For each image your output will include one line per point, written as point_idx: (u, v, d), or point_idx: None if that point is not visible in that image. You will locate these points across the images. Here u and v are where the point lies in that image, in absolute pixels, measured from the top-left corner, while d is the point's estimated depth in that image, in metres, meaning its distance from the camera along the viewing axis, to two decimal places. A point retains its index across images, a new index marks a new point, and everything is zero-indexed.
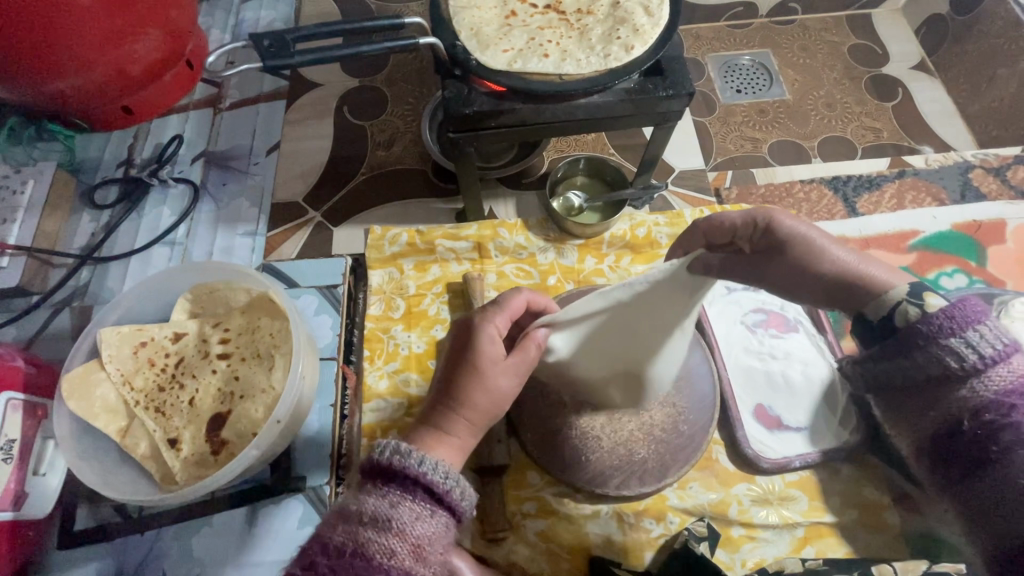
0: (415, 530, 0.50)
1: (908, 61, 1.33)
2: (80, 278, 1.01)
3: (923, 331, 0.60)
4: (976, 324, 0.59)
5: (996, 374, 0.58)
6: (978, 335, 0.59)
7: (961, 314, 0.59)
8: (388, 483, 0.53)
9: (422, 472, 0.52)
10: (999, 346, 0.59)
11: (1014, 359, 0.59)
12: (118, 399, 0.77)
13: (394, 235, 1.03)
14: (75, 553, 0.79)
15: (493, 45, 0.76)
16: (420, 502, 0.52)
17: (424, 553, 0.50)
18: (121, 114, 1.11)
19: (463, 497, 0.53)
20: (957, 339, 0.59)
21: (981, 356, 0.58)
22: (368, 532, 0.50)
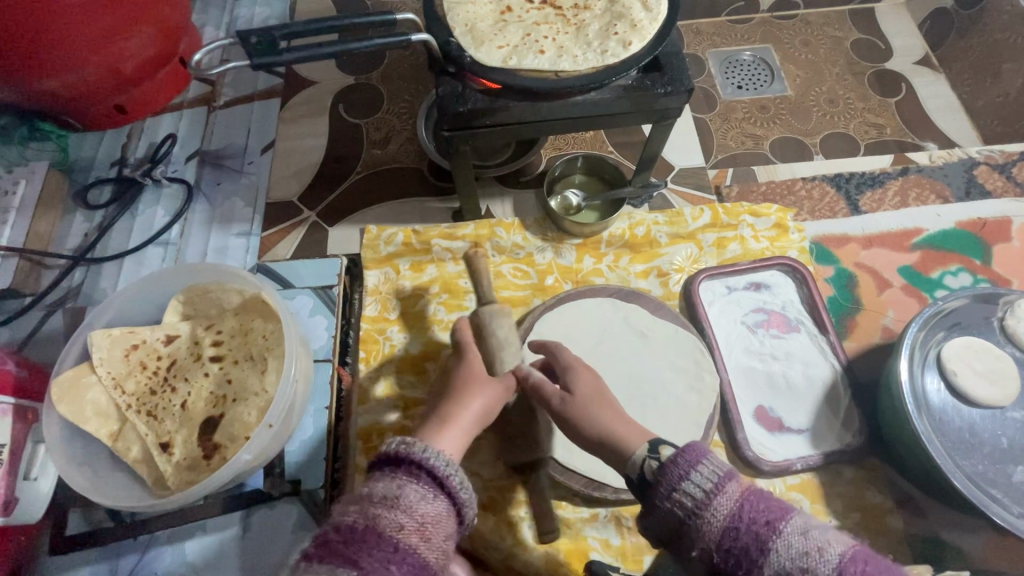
0: (420, 507, 0.55)
1: (911, 56, 1.31)
2: (73, 279, 1.00)
3: (652, 485, 0.56)
4: (692, 466, 0.54)
5: (720, 506, 0.52)
6: (701, 473, 0.53)
7: (689, 453, 0.55)
8: (400, 470, 0.58)
9: (426, 458, 0.58)
10: (719, 471, 0.53)
11: (731, 484, 0.53)
12: (109, 402, 0.76)
13: (389, 234, 1.01)
14: (69, 557, 0.78)
15: (488, 42, 0.74)
16: (424, 485, 0.57)
17: (429, 530, 0.55)
18: (112, 113, 1.10)
19: (463, 484, 0.59)
20: (683, 488, 0.53)
21: (698, 494, 0.52)
22: (379, 509, 0.54)
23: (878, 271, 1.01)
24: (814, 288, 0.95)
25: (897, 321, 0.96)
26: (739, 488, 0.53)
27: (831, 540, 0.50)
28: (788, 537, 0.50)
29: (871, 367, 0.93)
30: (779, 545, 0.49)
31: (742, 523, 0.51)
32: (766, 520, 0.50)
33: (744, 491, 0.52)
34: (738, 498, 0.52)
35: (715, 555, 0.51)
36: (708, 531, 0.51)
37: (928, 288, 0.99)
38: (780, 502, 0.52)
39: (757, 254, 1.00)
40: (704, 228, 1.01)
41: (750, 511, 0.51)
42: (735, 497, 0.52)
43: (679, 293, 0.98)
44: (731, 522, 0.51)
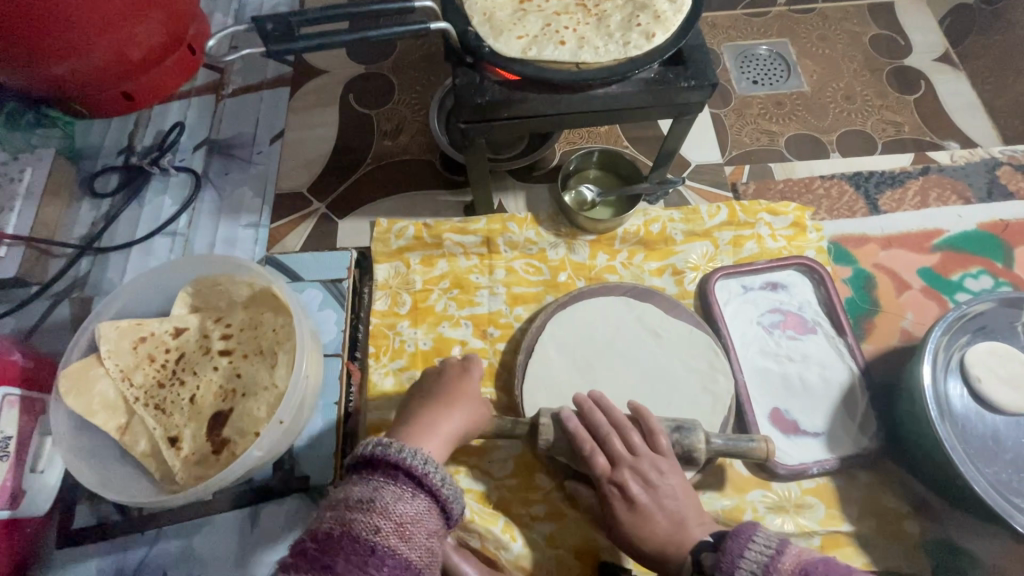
0: (397, 509, 0.56)
1: (931, 53, 1.28)
2: (80, 268, 0.99)
3: (717, 570, 0.60)
4: (741, 552, 0.58)
5: (780, 575, 0.56)
6: (752, 550, 0.58)
7: (740, 533, 0.60)
8: (374, 472, 0.59)
9: (402, 460, 0.59)
10: (769, 548, 0.58)
11: (785, 554, 0.57)
12: (118, 395, 0.75)
13: (400, 228, 1.00)
14: (75, 551, 0.77)
15: (507, 31, 0.73)
16: (401, 486, 0.58)
17: (408, 530, 0.55)
18: (119, 100, 1.08)
19: (442, 480, 0.59)
20: (739, 573, 0.58)
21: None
22: (354, 515, 0.55)
23: (897, 271, 0.99)
24: (832, 288, 0.94)
25: (915, 323, 0.95)
26: (791, 565, 0.56)
27: None
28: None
29: (889, 370, 0.91)
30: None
31: None
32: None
33: (794, 567, 0.56)
34: (791, 573, 0.56)
35: None
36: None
37: (948, 290, 0.97)
38: (836, 566, 0.55)
39: (774, 254, 0.98)
40: (721, 226, 1.00)
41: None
42: (793, 566, 0.56)
43: (694, 292, 0.96)
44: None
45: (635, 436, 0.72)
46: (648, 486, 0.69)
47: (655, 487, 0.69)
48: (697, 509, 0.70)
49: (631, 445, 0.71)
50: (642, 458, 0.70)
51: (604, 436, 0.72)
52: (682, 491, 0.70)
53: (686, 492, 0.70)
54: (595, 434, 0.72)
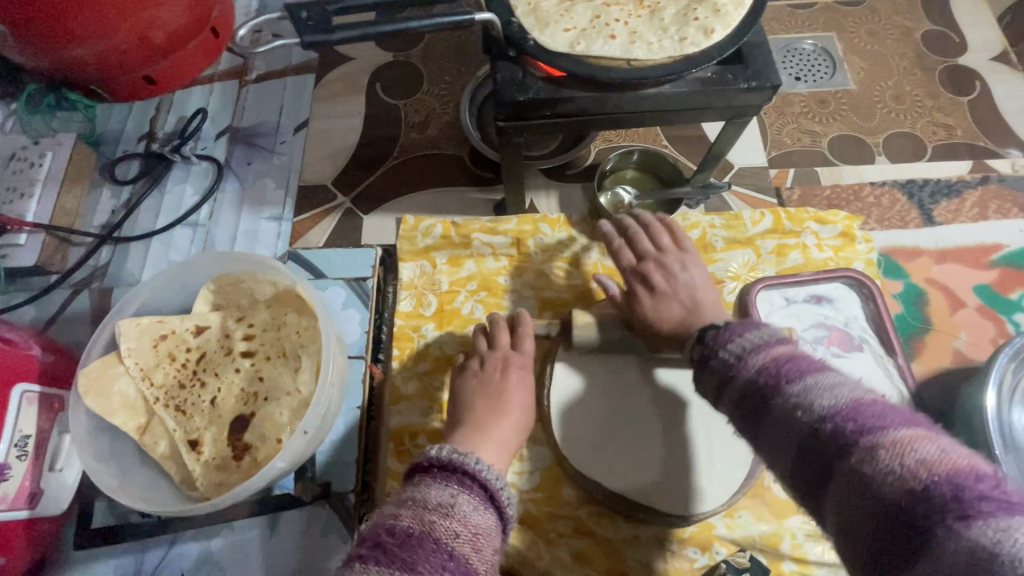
0: (473, 518, 0.54)
1: (989, 51, 1.20)
2: (100, 258, 0.97)
3: (706, 355, 0.62)
4: (740, 333, 0.60)
5: (756, 356, 0.57)
6: (746, 336, 0.59)
7: (740, 325, 0.60)
8: (450, 477, 0.57)
9: (478, 470, 0.58)
10: (762, 338, 0.58)
11: (762, 350, 0.57)
12: (138, 394, 0.72)
13: (427, 225, 0.96)
14: (94, 551, 0.76)
15: (553, 23, 0.68)
16: (475, 496, 0.56)
17: (481, 542, 0.53)
18: (141, 85, 1.04)
19: (510, 500, 0.58)
20: (729, 347, 0.59)
21: (737, 353, 0.58)
22: (434, 517, 0.53)
23: (951, 288, 0.93)
24: (882, 304, 0.88)
25: (970, 344, 0.89)
26: (771, 355, 0.56)
27: (831, 395, 0.49)
28: (790, 392, 0.51)
29: (940, 394, 0.86)
30: (788, 389, 0.52)
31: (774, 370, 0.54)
32: (790, 371, 0.53)
33: (770, 358, 0.55)
34: (766, 359, 0.56)
35: (745, 399, 0.56)
36: (743, 376, 0.56)
37: (1006, 310, 0.92)
38: (806, 364, 0.53)
39: (820, 264, 0.93)
40: (764, 233, 0.95)
41: (780, 362, 0.54)
42: (768, 355, 0.56)
43: (733, 303, 0.91)
44: (758, 371, 0.55)
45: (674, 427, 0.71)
46: (663, 301, 0.78)
47: (677, 278, 0.79)
48: None
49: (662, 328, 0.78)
50: None
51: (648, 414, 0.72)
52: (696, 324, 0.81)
53: None
54: (626, 235, 0.85)
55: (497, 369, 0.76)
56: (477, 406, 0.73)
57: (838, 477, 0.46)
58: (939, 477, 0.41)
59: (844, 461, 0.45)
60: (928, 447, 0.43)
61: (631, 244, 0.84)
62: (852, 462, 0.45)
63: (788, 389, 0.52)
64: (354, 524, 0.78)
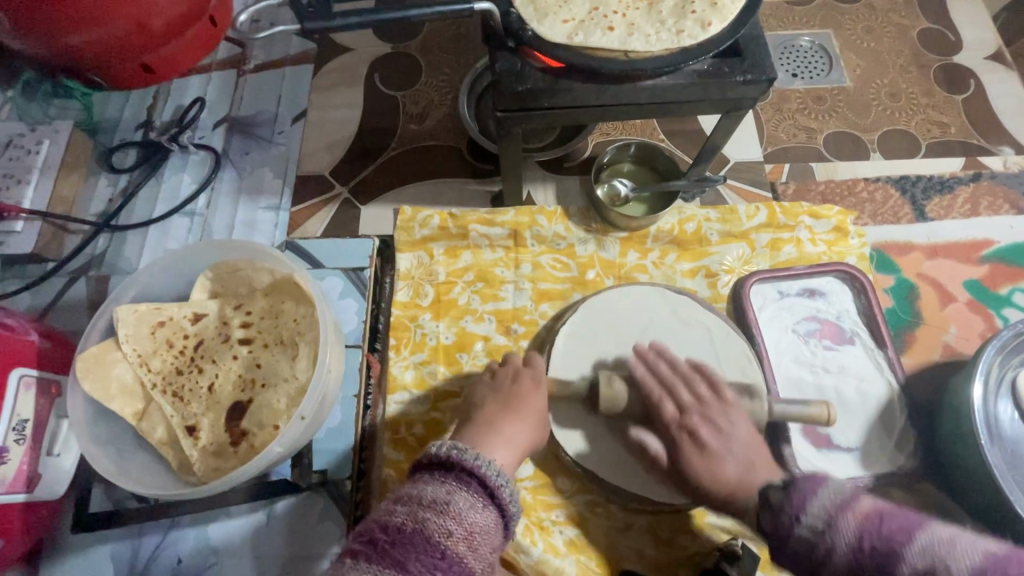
0: (468, 516, 0.55)
1: (983, 50, 1.21)
2: (97, 245, 0.97)
3: (778, 529, 0.59)
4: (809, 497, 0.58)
5: (843, 523, 0.54)
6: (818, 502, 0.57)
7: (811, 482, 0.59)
8: (448, 474, 0.57)
9: (478, 466, 0.57)
10: (836, 500, 0.56)
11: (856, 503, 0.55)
12: (135, 380, 0.73)
13: (424, 216, 0.96)
14: (91, 536, 0.76)
15: (551, 15, 0.68)
16: (474, 493, 0.56)
17: (476, 540, 0.54)
18: (138, 73, 1.04)
19: (512, 496, 0.58)
20: (804, 519, 0.57)
21: (821, 521, 0.56)
22: (427, 514, 0.53)
23: (942, 283, 0.94)
24: (874, 298, 0.89)
25: (959, 338, 0.90)
26: (859, 514, 0.54)
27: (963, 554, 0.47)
28: (913, 555, 0.49)
29: (929, 386, 0.87)
30: (903, 567, 0.49)
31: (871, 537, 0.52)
32: (898, 532, 0.51)
33: (863, 518, 0.53)
34: (856, 526, 0.53)
35: None
36: (837, 563, 0.53)
37: (996, 305, 0.93)
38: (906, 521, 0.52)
39: (813, 259, 0.94)
40: (759, 228, 0.96)
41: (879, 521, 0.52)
42: (860, 517, 0.54)
43: (727, 296, 0.92)
44: (854, 549, 0.52)
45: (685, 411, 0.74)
46: (719, 432, 0.72)
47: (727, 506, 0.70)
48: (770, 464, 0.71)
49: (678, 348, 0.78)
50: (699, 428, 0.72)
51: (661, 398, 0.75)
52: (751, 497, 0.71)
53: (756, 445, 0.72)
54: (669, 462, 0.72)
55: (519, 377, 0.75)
56: (488, 407, 0.71)
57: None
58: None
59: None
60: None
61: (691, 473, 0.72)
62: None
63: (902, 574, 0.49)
64: (350, 510, 0.79)
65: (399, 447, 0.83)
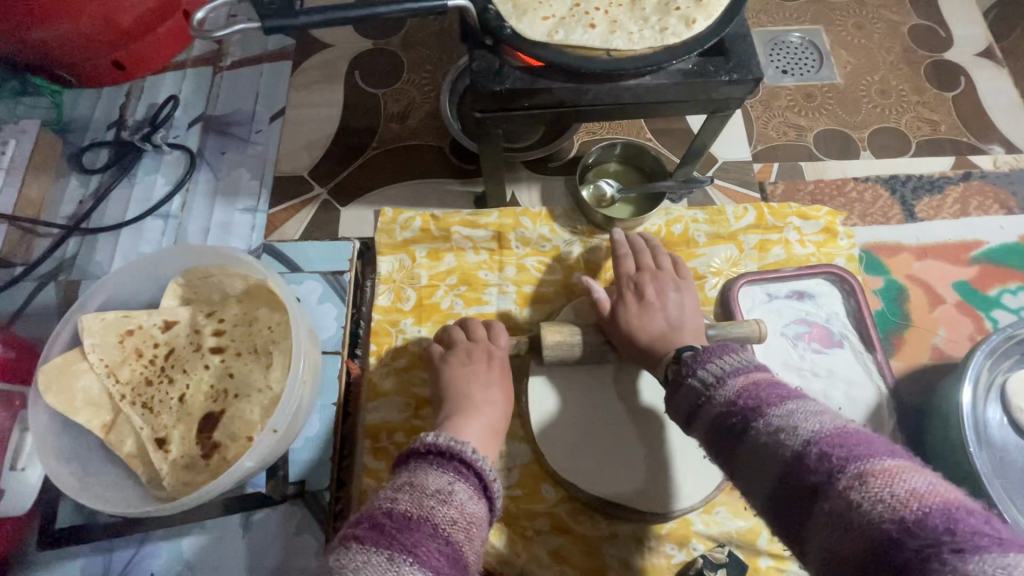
0: (467, 506, 0.55)
1: (975, 47, 1.20)
2: (67, 250, 0.94)
3: (680, 376, 0.60)
4: (716, 355, 0.58)
5: (729, 383, 0.55)
6: (722, 360, 0.57)
7: (721, 346, 0.59)
8: (446, 463, 0.58)
9: (475, 459, 0.59)
10: (730, 366, 0.56)
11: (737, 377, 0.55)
12: (102, 391, 0.70)
13: (406, 218, 0.94)
14: (58, 552, 0.73)
15: (531, 12, 0.66)
16: (471, 485, 0.57)
17: (474, 531, 0.54)
18: (110, 70, 1.03)
19: (501, 490, 0.59)
20: (702, 372, 0.58)
21: (714, 376, 0.57)
22: (433, 502, 0.53)
23: (931, 285, 0.93)
24: (862, 300, 0.88)
25: (948, 341, 0.89)
26: (749, 379, 0.55)
27: (811, 422, 0.49)
28: (773, 415, 0.50)
29: (918, 390, 0.86)
30: (760, 422, 0.50)
31: (740, 401, 0.53)
32: (771, 398, 0.52)
33: (750, 381, 0.54)
34: (743, 385, 0.54)
35: (715, 426, 0.54)
36: (714, 408, 0.55)
37: (984, 306, 0.92)
38: (782, 391, 0.52)
39: (802, 260, 0.92)
40: (747, 229, 0.94)
41: (754, 394, 0.53)
42: (739, 386, 0.54)
43: (715, 299, 0.90)
44: (731, 403, 0.54)
45: (646, 261, 0.83)
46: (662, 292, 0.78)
47: (666, 295, 0.78)
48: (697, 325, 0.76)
49: (659, 265, 0.82)
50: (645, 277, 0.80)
51: (641, 250, 0.84)
52: (687, 303, 0.78)
53: (694, 313, 0.77)
54: (632, 249, 0.85)
55: (482, 361, 0.77)
56: (476, 394, 0.74)
57: (822, 505, 0.45)
58: (929, 507, 0.40)
59: (831, 487, 0.44)
60: (918, 478, 0.42)
61: (636, 256, 0.84)
62: (840, 488, 0.44)
63: (756, 427, 0.50)
64: (328, 521, 0.77)
65: (382, 457, 0.80)
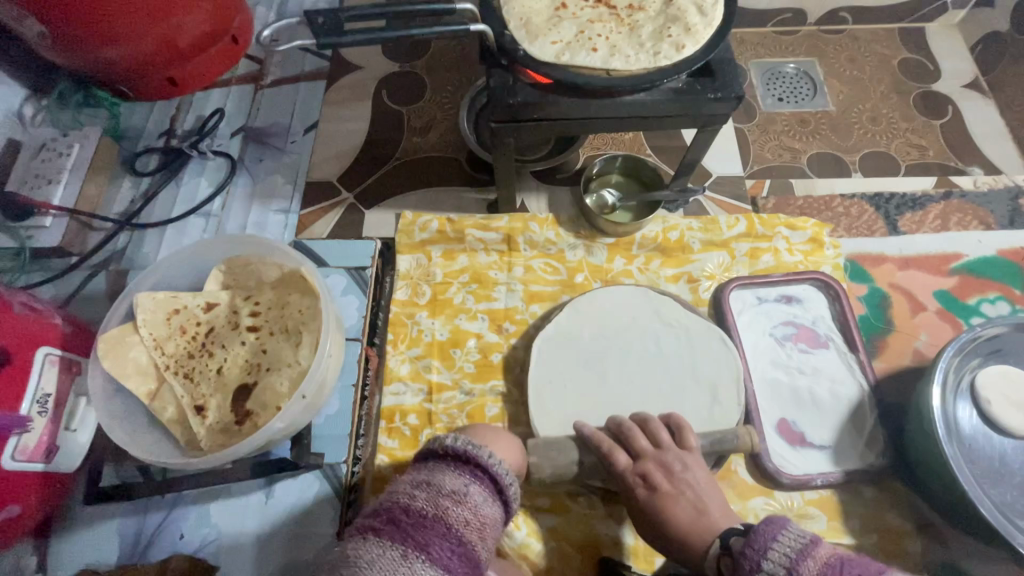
0: (481, 507, 0.60)
1: (960, 79, 1.28)
2: (118, 243, 1.04)
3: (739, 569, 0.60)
4: (770, 542, 0.58)
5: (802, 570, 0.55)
6: (777, 549, 0.57)
7: (764, 533, 0.59)
8: (464, 467, 0.63)
9: (491, 464, 0.63)
10: (793, 550, 0.57)
11: (811, 551, 0.56)
12: (149, 362, 0.78)
13: (424, 221, 1.03)
14: (99, 508, 0.81)
15: (542, 36, 0.75)
16: (486, 487, 0.62)
17: (486, 530, 0.60)
18: (165, 86, 1.14)
19: (516, 493, 0.65)
20: (766, 564, 0.57)
21: (782, 565, 0.56)
22: (449, 503, 0.59)
23: (913, 293, 0.99)
24: (847, 304, 0.94)
25: (930, 345, 0.95)
26: (819, 560, 0.55)
27: None
28: None
29: (898, 389, 0.92)
30: None
31: None
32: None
33: (823, 564, 0.55)
34: (819, 570, 0.54)
35: None
36: None
37: (965, 314, 0.98)
38: (863, 568, 0.53)
39: (790, 267, 0.99)
40: (739, 237, 1.01)
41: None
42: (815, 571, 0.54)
43: (708, 301, 0.98)
44: None
45: (660, 436, 0.76)
46: (672, 477, 0.73)
47: (678, 479, 0.73)
48: (720, 501, 0.73)
49: (658, 443, 0.76)
50: (648, 467, 0.74)
51: (631, 435, 0.77)
52: (704, 482, 0.74)
53: (712, 487, 0.74)
54: (616, 437, 0.77)
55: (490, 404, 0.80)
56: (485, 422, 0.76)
57: None
58: None
59: None
60: None
61: (626, 445, 0.76)
62: None
63: None
64: (344, 490, 0.83)
65: (394, 435, 0.88)
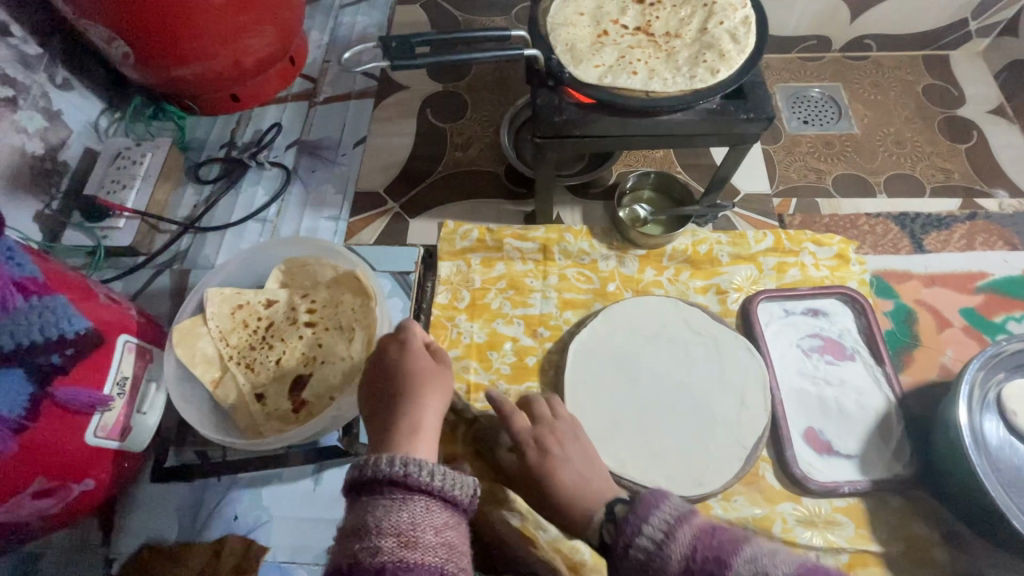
0: (391, 522, 0.51)
1: (985, 105, 1.32)
2: (182, 244, 1.12)
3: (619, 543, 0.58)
4: (651, 510, 0.56)
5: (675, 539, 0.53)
6: (652, 524, 0.55)
7: (645, 504, 0.57)
8: (361, 495, 0.54)
9: (377, 473, 0.54)
10: (669, 520, 0.55)
11: (683, 525, 0.54)
12: (215, 352, 0.85)
13: (465, 230, 1.09)
14: (162, 487, 0.87)
15: (585, 61, 0.82)
16: (390, 499, 0.53)
17: (413, 537, 0.51)
18: (228, 101, 1.25)
19: (426, 473, 0.55)
20: (643, 533, 0.55)
21: (657, 535, 0.54)
22: (353, 543, 0.51)
23: (939, 310, 1.02)
24: (874, 319, 0.97)
25: (956, 361, 0.97)
26: (693, 528, 0.53)
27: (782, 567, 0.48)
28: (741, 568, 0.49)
29: (924, 402, 0.94)
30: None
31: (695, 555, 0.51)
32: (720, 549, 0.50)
33: (697, 530, 0.53)
34: (692, 535, 0.53)
35: None
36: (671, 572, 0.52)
37: (990, 332, 1.00)
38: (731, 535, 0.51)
39: (817, 281, 1.03)
40: (766, 251, 1.05)
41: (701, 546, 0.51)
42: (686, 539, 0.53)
43: (736, 311, 1.01)
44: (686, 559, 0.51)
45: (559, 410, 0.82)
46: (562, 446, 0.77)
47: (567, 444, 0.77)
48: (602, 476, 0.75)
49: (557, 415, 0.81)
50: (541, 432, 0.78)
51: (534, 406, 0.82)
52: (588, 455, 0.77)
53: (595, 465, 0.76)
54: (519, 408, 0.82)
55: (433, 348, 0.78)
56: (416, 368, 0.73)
57: None
58: None
59: None
60: None
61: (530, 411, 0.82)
62: None
63: None
64: None
65: None
